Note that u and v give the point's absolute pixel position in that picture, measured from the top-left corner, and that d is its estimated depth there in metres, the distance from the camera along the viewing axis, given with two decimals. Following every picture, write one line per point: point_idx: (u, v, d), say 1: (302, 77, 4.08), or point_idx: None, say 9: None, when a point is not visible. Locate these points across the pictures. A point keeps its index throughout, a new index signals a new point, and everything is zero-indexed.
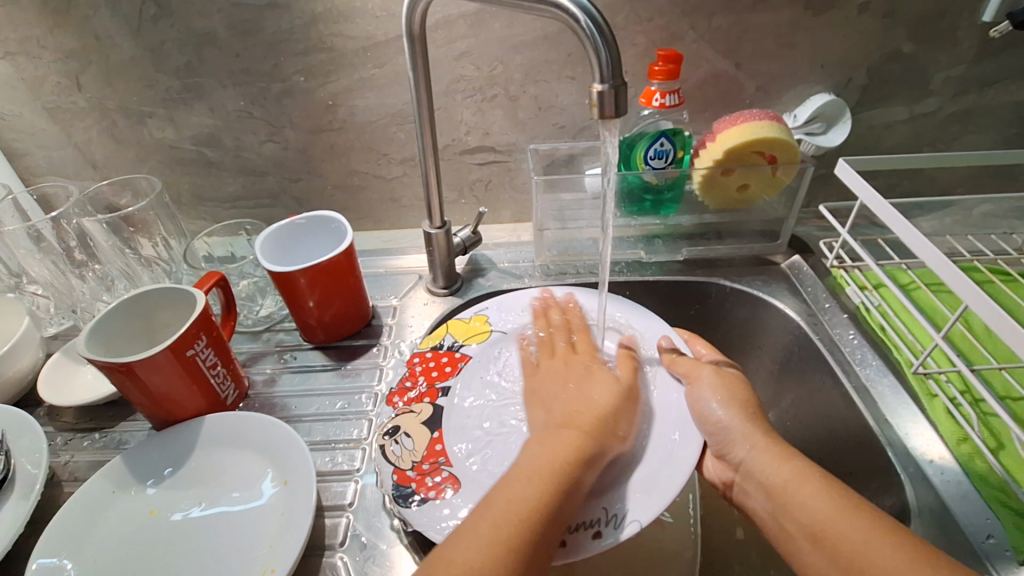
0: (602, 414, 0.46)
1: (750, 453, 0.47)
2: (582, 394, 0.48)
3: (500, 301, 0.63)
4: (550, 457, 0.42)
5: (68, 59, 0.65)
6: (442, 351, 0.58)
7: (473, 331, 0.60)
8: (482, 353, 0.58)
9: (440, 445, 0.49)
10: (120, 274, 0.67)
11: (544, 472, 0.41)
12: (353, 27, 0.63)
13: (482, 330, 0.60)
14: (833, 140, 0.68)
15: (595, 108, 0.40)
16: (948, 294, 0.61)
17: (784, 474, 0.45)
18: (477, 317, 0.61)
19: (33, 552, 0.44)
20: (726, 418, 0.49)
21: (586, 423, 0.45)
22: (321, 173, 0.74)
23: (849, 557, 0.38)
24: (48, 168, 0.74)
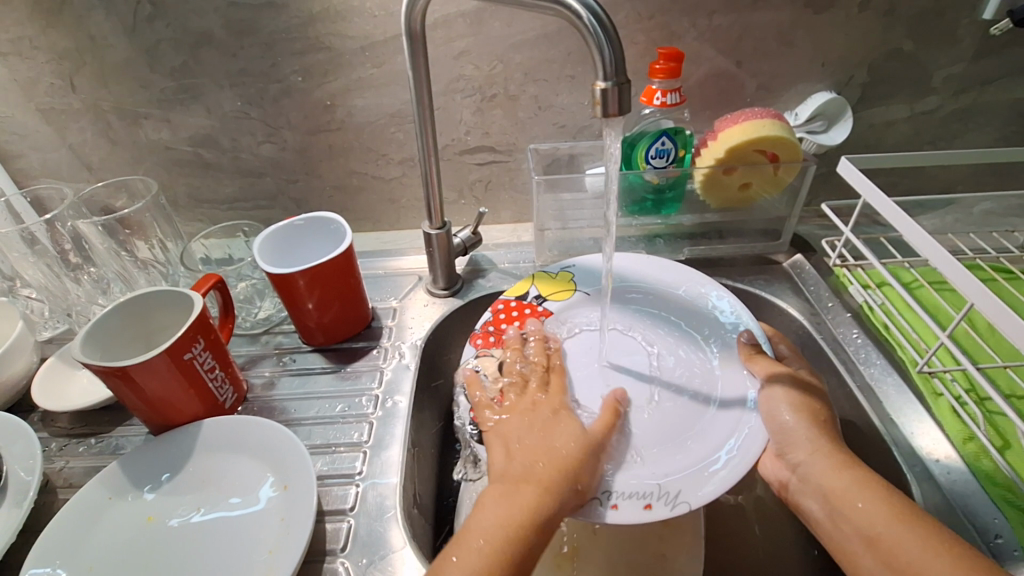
0: (568, 462, 0.44)
1: (815, 454, 0.46)
2: (546, 442, 0.45)
3: (586, 263, 0.65)
4: (509, 515, 0.41)
5: (62, 60, 0.65)
6: (527, 302, 0.61)
7: (557, 288, 0.62)
8: (563, 310, 0.60)
9: None
10: (116, 277, 0.66)
11: (504, 531, 0.40)
12: (351, 26, 0.62)
13: (567, 287, 0.62)
14: (835, 139, 0.68)
15: (598, 106, 0.39)
16: (951, 292, 0.61)
17: (845, 481, 0.43)
18: (563, 273, 0.64)
19: (25, 562, 0.43)
20: (794, 423, 0.47)
21: (550, 480, 0.42)
22: (320, 173, 0.74)
23: (906, 563, 0.38)
24: (42, 170, 0.73)
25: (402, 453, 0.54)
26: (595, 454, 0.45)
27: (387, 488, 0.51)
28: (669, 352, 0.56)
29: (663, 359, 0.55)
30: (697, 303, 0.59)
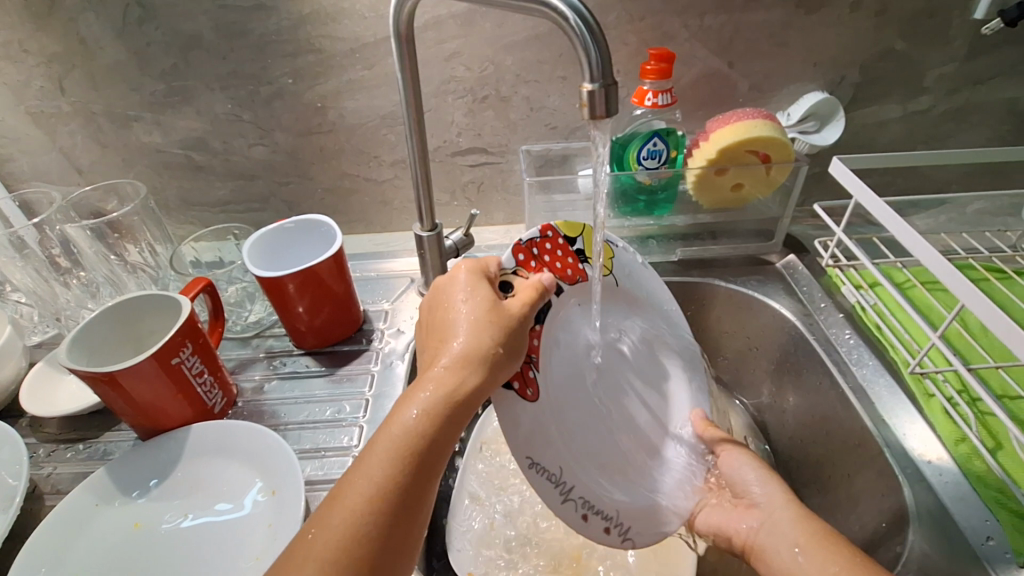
0: (478, 354, 0.39)
1: (779, 506, 0.46)
2: (460, 331, 0.40)
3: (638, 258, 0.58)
4: (413, 426, 0.36)
5: (51, 63, 0.64)
6: (572, 250, 0.50)
7: (603, 257, 0.53)
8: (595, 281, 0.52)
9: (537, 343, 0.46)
10: (105, 281, 0.66)
11: (402, 439, 0.36)
12: (342, 28, 0.62)
13: (608, 259, 0.54)
14: (827, 139, 0.68)
15: (585, 107, 0.39)
16: (944, 292, 0.61)
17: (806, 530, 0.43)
18: (607, 248, 0.54)
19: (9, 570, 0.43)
20: (758, 479, 0.48)
21: (465, 375, 0.38)
22: (311, 176, 0.73)
23: None
24: (32, 173, 0.73)
25: None
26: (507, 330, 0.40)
27: None
28: (648, 378, 0.56)
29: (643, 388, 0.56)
30: (687, 345, 0.59)
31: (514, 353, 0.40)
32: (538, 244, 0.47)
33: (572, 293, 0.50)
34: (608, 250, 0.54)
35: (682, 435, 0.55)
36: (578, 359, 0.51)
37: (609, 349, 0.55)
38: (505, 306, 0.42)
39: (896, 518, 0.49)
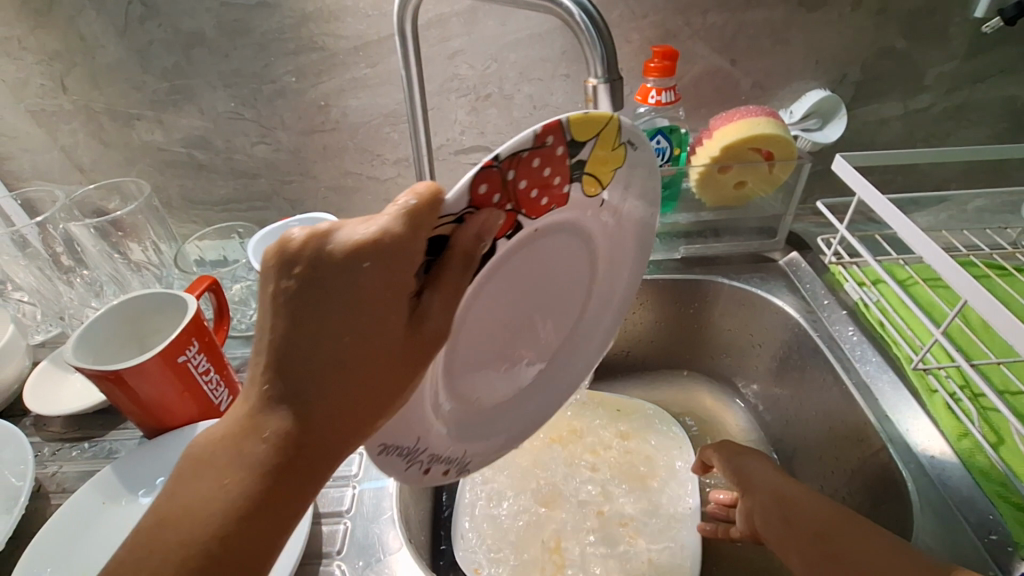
0: (310, 419, 0.28)
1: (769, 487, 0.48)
2: (302, 363, 0.28)
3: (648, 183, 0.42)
4: (224, 493, 0.29)
5: (52, 61, 0.64)
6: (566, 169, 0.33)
7: (599, 171, 0.36)
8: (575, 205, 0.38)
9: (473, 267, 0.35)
10: (109, 280, 0.66)
11: (226, 508, 0.29)
12: (345, 26, 0.62)
13: (602, 176, 0.37)
14: (829, 137, 0.68)
15: (591, 101, 0.41)
16: (946, 289, 0.61)
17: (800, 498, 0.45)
18: (609, 127, 0.33)
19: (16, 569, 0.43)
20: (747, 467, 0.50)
21: (292, 445, 0.29)
22: (314, 174, 0.73)
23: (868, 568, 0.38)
24: (33, 172, 0.73)
25: None
26: (363, 368, 0.29)
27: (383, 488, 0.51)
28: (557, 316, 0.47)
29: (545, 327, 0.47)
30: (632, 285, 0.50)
31: (377, 402, 0.30)
32: (520, 171, 0.30)
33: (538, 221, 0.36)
34: (613, 133, 0.33)
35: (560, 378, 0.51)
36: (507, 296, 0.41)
37: (546, 278, 0.42)
38: (375, 328, 0.29)
39: (900, 513, 0.49)
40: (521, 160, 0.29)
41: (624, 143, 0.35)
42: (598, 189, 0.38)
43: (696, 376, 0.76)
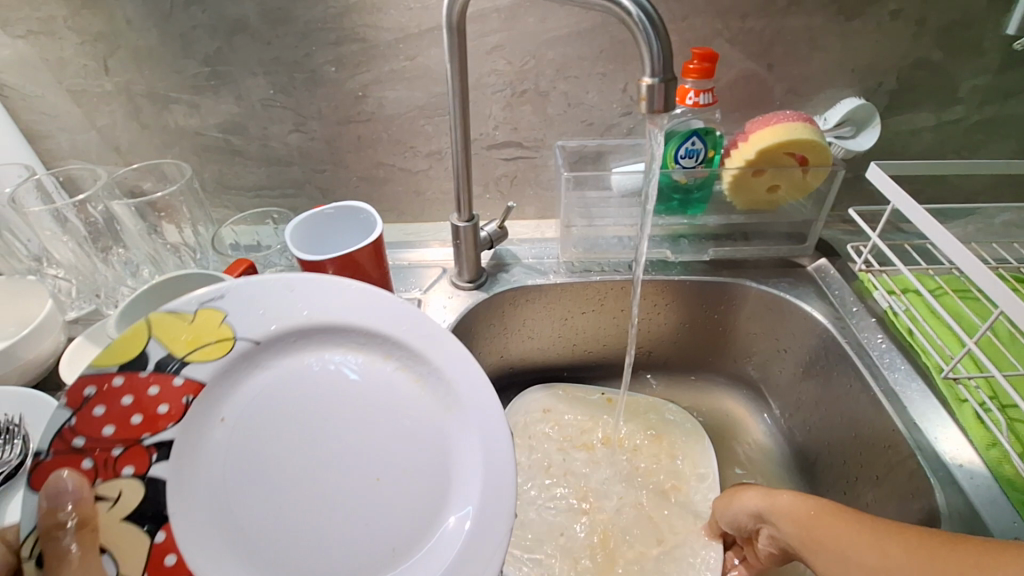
0: None
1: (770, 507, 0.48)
2: None
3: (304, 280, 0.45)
4: None
5: (95, 42, 0.65)
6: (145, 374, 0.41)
7: (197, 341, 0.42)
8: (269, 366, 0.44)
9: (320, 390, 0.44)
10: (145, 260, 0.67)
11: None
12: (386, 18, 0.63)
13: (214, 339, 0.42)
14: (863, 145, 0.69)
15: (644, 102, 0.40)
16: (975, 301, 0.61)
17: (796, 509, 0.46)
18: (209, 312, 0.43)
19: None
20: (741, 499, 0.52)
21: None
22: (347, 164, 0.74)
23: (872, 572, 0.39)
24: (70, 152, 0.74)
25: None
26: None
27: None
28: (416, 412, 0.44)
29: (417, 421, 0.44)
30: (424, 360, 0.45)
31: None
32: (112, 397, 0.40)
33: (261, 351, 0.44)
34: (223, 321, 0.43)
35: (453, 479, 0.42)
36: (232, 421, 0.42)
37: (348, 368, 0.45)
38: None
39: (926, 520, 0.49)
40: (76, 426, 0.39)
41: (235, 333, 0.43)
42: (215, 349, 0.42)
43: (718, 379, 0.76)
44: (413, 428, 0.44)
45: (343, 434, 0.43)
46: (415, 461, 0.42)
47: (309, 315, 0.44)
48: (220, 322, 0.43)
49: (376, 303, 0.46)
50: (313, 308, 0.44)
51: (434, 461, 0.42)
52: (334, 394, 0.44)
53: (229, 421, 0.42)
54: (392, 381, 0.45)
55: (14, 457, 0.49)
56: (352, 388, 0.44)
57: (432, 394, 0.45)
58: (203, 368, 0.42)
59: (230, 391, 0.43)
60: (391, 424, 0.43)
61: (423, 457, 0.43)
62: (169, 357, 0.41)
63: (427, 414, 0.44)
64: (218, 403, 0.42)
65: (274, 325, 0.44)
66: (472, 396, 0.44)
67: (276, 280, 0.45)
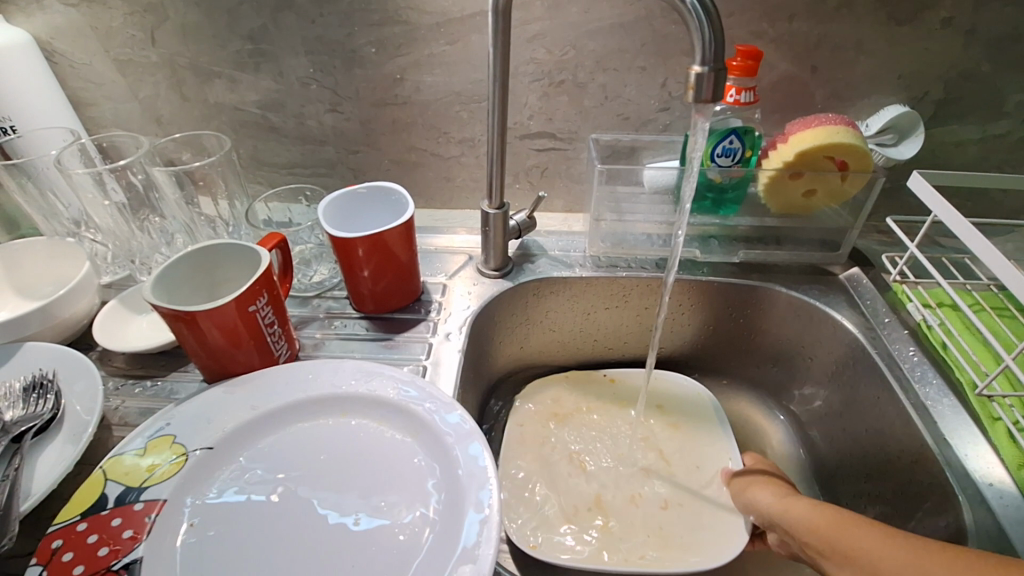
0: None
1: (789, 510, 0.50)
2: None
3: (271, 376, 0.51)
4: None
5: (145, 13, 0.66)
6: (109, 512, 0.40)
7: (152, 468, 0.43)
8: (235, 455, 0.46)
9: (290, 446, 0.47)
10: (181, 229, 0.68)
11: None
12: (430, 1, 0.63)
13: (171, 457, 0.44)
14: (904, 154, 0.66)
15: (691, 90, 0.39)
16: (1014, 319, 0.59)
17: (813, 514, 0.47)
18: (157, 440, 0.45)
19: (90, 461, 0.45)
20: (760, 499, 0.53)
21: None
22: (380, 146, 0.75)
23: None
24: (113, 120, 0.75)
25: None
26: None
27: None
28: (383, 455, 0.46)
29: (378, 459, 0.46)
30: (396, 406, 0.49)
31: None
32: (79, 547, 0.38)
33: (224, 442, 0.46)
34: (172, 443, 0.45)
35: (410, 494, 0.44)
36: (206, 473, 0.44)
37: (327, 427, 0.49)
38: None
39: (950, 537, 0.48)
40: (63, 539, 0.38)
41: (189, 449, 0.45)
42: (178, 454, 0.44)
43: (738, 384, 0.76)
44: (378, 472, 0.45)
45: (318, 483, 0.45)
46: (392, 492, 0.44)
47: (277, 397, 0.49)
48: (171, 444, 0.45)
49: (340, 372, 0.52)
50: (256, 402, 0.49)
51: (409, 486, 0.44)
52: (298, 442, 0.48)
53: (198, 524, 0.41)
54: (357, 432, 0.48)
55: (46, 411, 0.49)
56: (322, 442, 0.48)
57: (395, 431, 0.48)
58: (164, 488, 0.42)
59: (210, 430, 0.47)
60: (362, 464, 0.46)
61: (400, 490, 0.44)
62: (129, 490, 0.42)
63: (395, 449, 0.47)
64: (183, 512, 0.42)
65: (227, 429, 0.46)
66: (430, 413, 0.48)
67: (222, 390, 0.49)
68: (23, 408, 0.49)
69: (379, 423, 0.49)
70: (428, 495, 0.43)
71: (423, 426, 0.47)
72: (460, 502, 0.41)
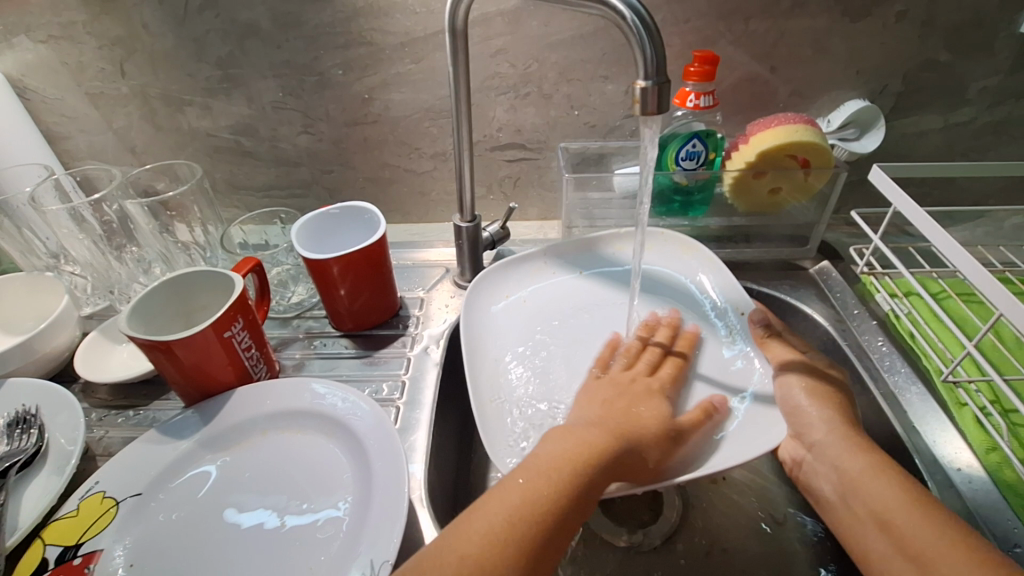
0: None
1: (833, 435, 0.46)
2: None
3: (194, 416, 0.51)
4: None
5: (114, 46, 0.67)
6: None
7: (85, 524, 0.44)
8: (171, 494, 0.47)
9: (226, 476, 0.48)
10: (157, 257, 0.69)
11: None
12: (392, 22, 0.64)
13: (101, 510, 0.45)
14: (866, 147, 0.68)
15: (638, 104, 0.41)
16: (979, 304, 0.60)
17: (864, 467, 0.44)
18: (89, 501, 0.45)
19: (64, 508, 0.45)
20: (812, 410, 0.48)
21: None
22: (354, 165, 0.76)
23: (915, 551, 0.38)
24: (88, 152, 0.76)
25: (426, 438, 0.54)
26: None
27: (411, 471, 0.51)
28: (312, 476, 0.48)
29: (308, 479, 0.48)
30: (321, 416, 0.51)
31: None
32: None
33: (154, 488, 0.47)
34: (103, 498, 0.45)
35: (348, 498, 0.46)
36: (139, 518, 0.45)
37: (261, 449, 0.50)
38: None
39: None
40: None
41: (119, 498, 0.45)
42: (112, 502, 0.45)
43: None
44: (313, 482, 0.48)
45: (257, 501, 0.46)
46: (319, 489, 0.47)
47: (203, 423, 0.51)
48: (101, 500, 0.45)
49: (262, 395, 0.52)
50: (178, 442, 0.49)
51: (344, 491, 0.46)
52: (228, 475, 0.48)
53: (135, 565, 0.42)
54: (283, 444, 0.50)
55: (31, 444, 0.50)
56: (246, 459, 0.50)
57: (314, 435, 0.51)
58: (101, 538, 0.43)
59: (137, 476, 0.47)
60: (287, 473, 0.48)
61: (328, 492, 0.47)
62: (67, 549, 0.42)
63: (317, 453, 0.50)
64: (120, 558, 0.42)
65: (153, 472, 0.47)
66: (342, 412, 0.50)
67: (146, 439, 0.49)
68: (9, 444, 0.50)
69: (297, 432, 0.51)
70: (351, 485, 0.46)
71: (337, 424, 0.50)
72: (385, 488, 0.44)
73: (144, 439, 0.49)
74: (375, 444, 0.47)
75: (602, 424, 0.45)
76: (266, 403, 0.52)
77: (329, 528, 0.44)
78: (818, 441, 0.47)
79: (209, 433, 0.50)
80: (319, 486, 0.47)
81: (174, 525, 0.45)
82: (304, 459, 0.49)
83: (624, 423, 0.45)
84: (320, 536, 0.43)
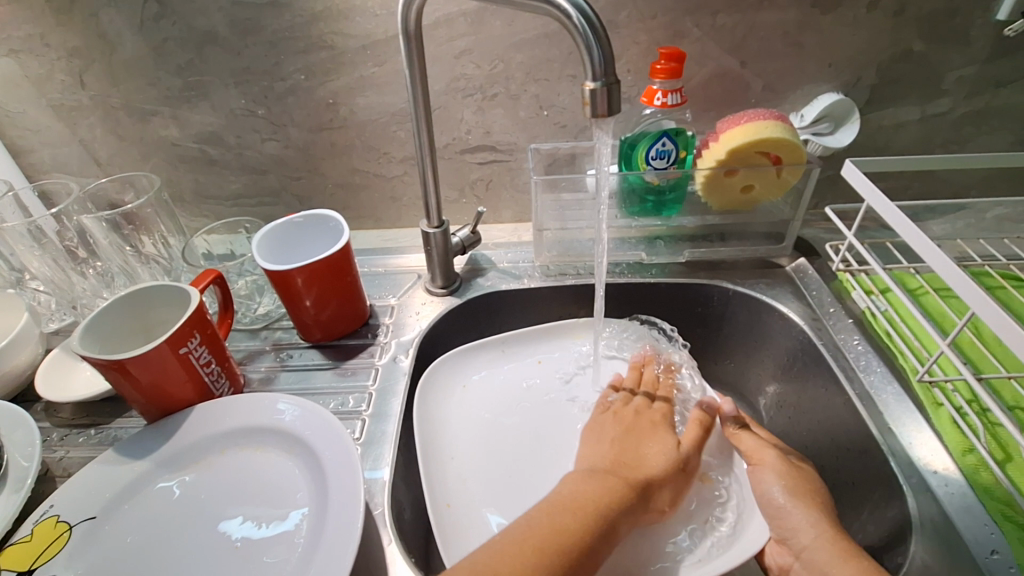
0: None
1: (820, 542, 0.43)
2: None
3: (152, 434, 0.50)
4: None
5: (72, 57, 0.66)
6: None
7: (37, 549, 0.42)
8: (126, 516, 0.46)
9: (184, 496, 0.47)
10: (121, 271, 0.68)
11: None
12: (353, 25, 0.63)
13: (54, 536, 0.43)
14: (841, 142, 0.67)
15: (587, 106, 0.40)
16: (957, 300, 0.59)
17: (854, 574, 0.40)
18: (43, 525, 0.44)
19: (14, 534, 0.44)
20: (794, 510, 0.46)
21: None
22: (323, 171, 0.74)
23: None
24: (53, 165, 0.75)
25: (393, 451, 0.53)
26: None
27: (377, 483, 0.50)
28: (270, 498, 0.47)
29: (266, 500, 0.47)
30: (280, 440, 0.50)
31: None
32: None
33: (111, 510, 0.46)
34: (56, 522, 0.44)
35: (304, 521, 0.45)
36: (93, 542, 0.44)
37: (219, 473, 0.49)
38: None
39: (899, 527, 0.47)
40: None
41: (72, 522, 0.44)
42: (66, 526, 0.44)
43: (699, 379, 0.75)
44: (271, 501, 0.46)
45: (213, 523, 0.45)
46: (278, 508, 0.46)
47: (161, 440, 0.50)
48: (54, 524, 0.44)
49: (219, 415, 0.51)
50: (133, 463, 0.48)
51: (303, 508, 0.46)
52: (189, 495, 0.47)
53: None
54: (242, 462, 0.49)
55: None
56: (205, 478, 0.49)
57: (274, 452, 0.50)
58: (53, 564, 0.42)
59: (92, 498, 0.46)
60: (245, 492, 0.47)
61: (287, 510, 0.46)
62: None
63: (276, 470, 0.49)
64: None
65: (110, 493, 0.46)
66: (301, 429, 0.49)
67: (103, 460, 0.48)
68: None
69: (257, 450, 0.50)
70: (310, 503, 0.46)
71: (297, 441, 0.49)
72: (341, 506, 0.43)
73: (100, 461, 0.48)
74: (333, 464, 0.46)
75: (612, 469, 0.48)
76: (225, 422, 0.51)
77: (287, 548, 0.43)
78: (804, 544, 0.44)
79: (167, 459, 0.49)
80: (277, 506, 0.46)
81: (129, 548, 0.44)
82: (263, 480, 0.48)
83: (633, 470, 0.48)
84: (273, 558, 0.42)
